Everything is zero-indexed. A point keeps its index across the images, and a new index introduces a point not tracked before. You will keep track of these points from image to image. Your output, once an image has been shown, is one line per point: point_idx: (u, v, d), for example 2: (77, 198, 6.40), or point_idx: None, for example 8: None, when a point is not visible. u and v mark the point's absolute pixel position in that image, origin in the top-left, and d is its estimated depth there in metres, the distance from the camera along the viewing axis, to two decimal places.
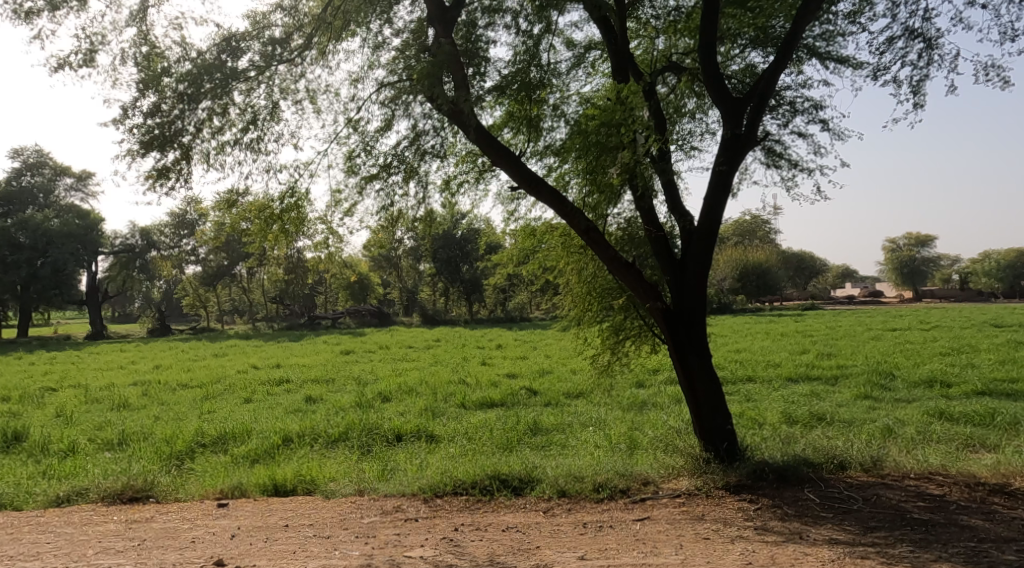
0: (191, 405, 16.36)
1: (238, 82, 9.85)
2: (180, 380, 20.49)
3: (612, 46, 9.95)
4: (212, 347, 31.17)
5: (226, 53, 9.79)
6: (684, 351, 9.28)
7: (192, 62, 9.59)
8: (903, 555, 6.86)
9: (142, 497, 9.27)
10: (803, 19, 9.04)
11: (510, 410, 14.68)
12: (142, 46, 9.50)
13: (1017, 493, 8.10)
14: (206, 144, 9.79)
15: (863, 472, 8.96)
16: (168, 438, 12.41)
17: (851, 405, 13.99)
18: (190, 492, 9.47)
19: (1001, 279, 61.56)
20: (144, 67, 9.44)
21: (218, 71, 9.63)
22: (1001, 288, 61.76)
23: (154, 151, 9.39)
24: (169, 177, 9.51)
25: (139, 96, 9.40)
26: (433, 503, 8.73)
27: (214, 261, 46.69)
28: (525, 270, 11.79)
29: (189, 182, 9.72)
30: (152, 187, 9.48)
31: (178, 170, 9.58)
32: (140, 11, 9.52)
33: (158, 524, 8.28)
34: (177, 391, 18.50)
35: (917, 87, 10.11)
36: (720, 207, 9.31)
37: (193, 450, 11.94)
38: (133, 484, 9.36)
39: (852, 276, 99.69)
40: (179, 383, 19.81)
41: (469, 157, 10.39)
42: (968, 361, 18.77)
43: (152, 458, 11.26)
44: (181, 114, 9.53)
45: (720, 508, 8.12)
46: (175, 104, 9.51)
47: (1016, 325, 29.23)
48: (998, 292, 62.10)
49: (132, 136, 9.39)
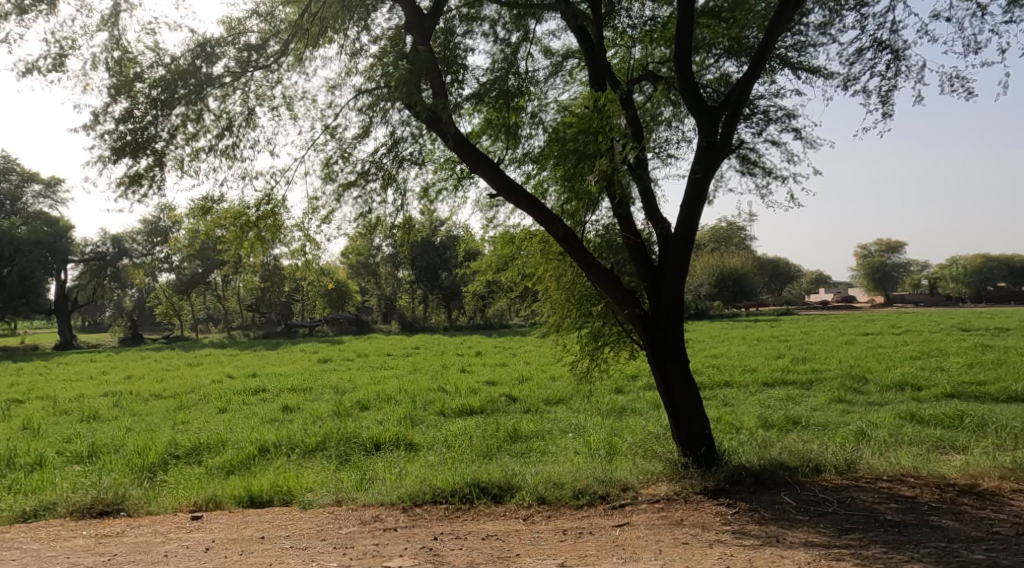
0: (163, 416, 16.22)
1: (213, 88, 9.86)
2: (152, 390, 20.27)
3: (589, 54, 10.09)
4: (183, 357, 30.88)
5: (201, 59, 9.79)
6: (662, 357, 9.40)
7: (165, 68, 9.59)
8: (877, 556, 6.97)
9: (113, 511, 9.22)
10: (776, 29, 9.14)
11: (489, 417, 14.79)
12: (114, 51, 9.51)
13: (985, 494, 8.25)
14: (180, 150, 9.79)
15: (837, 474, 9.12)
16: (140, 449, 12.31)
17: (826, 408, 14.22)
18: (162, 505, 9.41)
19: (967, 285, 62.76)
20: (116, 73, 9.46)
21: (192, 77, 9.64)
22: (967, 293, 62.92)
23: (126, 158, 9.40)
24: (141, 184, 9.50)
25: (110, 103, 9.38)
26: (411, 513, 8.74)
27: (188, 268, 46.48)
28: (504, 277, 11.84)
29: (162, 189, 9.71)
30: (124, 194, 9.47)
31: (150, 177, 9.56)
32: (111, 15, 9.52)
33: (128, 538, 8.23)
34: (150, 402, 18.30)
35: (886, 98, 10.32)
36: (696, 213, 9.42)
37: (166, 462, 11.85)
38: (103, 499, 9.30)
39: (823, 283, 100.20)
40: (152, 394, 19.61)
41: (447, 164, 10.45)
42: (937, 364, 19.13)
43: (123, 470, 11.18)
44: (154, 120, 9.50)
45: (699, 512, 8.21)
46: (147, 110, 9.48)
47: (980, 329, 29.90)
48: (966, 298, 63.20)
49: (104, 143, 9.38)
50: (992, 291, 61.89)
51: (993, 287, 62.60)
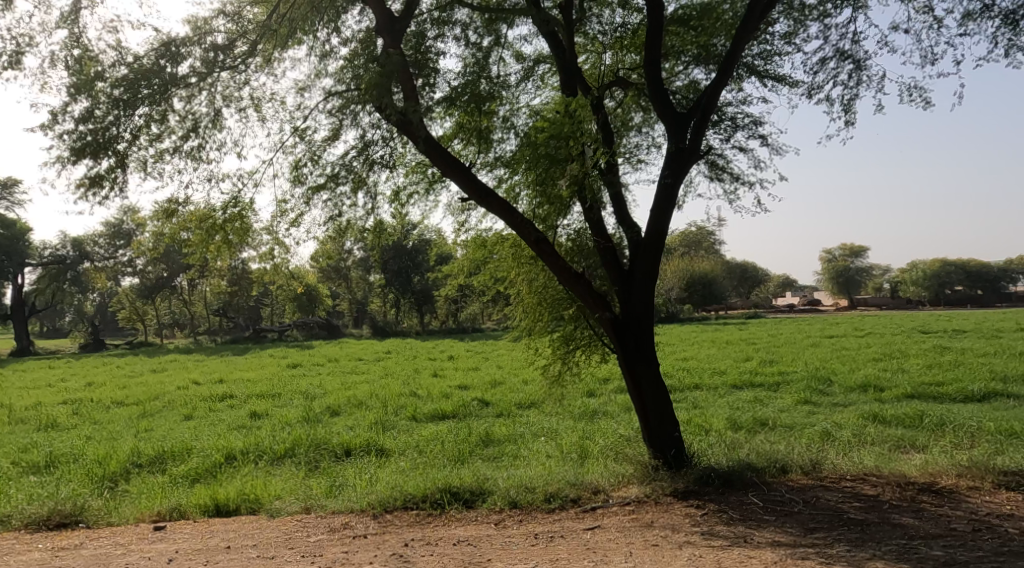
0: (125, 424, 16.02)
1: (178, 88, 9.82)
2: (114, 397, 20.01)
3: (560, 59, 10.17)
4: (147, 363, 30.50)
5: (165, 59, 9.74)
6: (633, 360, 9.51)
7: (128, 67, 9.53)
8: (840, 554, 7.12)
9: (70, 522, 9.11)
10: (743, 38, 9.30)
11: (462, 421, 14.83)
12: (74, 50, 9.43)
13: (944, 492, 8.45)
14: (144, 152, 9.72)
15: (802, 474, 9.29)
16: (101, 459, 12.19)
17: (793, 410, 14.44)
18: (124, 515, 9.33)
19: (927, 288, 64.07)
20: (76, 72, 9.37)
21: (156, 77, 9.59)
22: (927, 296, 64.21)
23: (86, 158, 9.31)
24: (102, 185, 9.42)
25: (70, 102, 9.29)
26: (382, 519, 8.77)
27: (152, 272, 45.92)
28: (476, 281, 11.88)
29: (124, 191, 9.63)
30: (84, 196, 9.39)
31: (112, 179, 9.48)
32: (71, 13, 9.44)
33: (87, 551, 8.14)
34: (111, 410, 18.05)
35: (848, 106, 10.55)
36: (666, 218, 9.55)
37: (128, 471, 11.74)
38: (61, 510, 9.19)
39: (790, 286, 101.72)
40: (114, 401, 19.37)
41: (419, 168, 10.49)
42: (898, 365, 19.52)
43: (82, 480, 11.05)
44: (115, 120, 9.44)
45: (669, 514, 8.32)
46: (109, 110, 9.42)
47: (940, 331, 30.55)
48: (926, 301, 64.45)
49: (63, 144, 9.29)
50: (950, 294, 63.23)
51: (951, 291, 64.01)
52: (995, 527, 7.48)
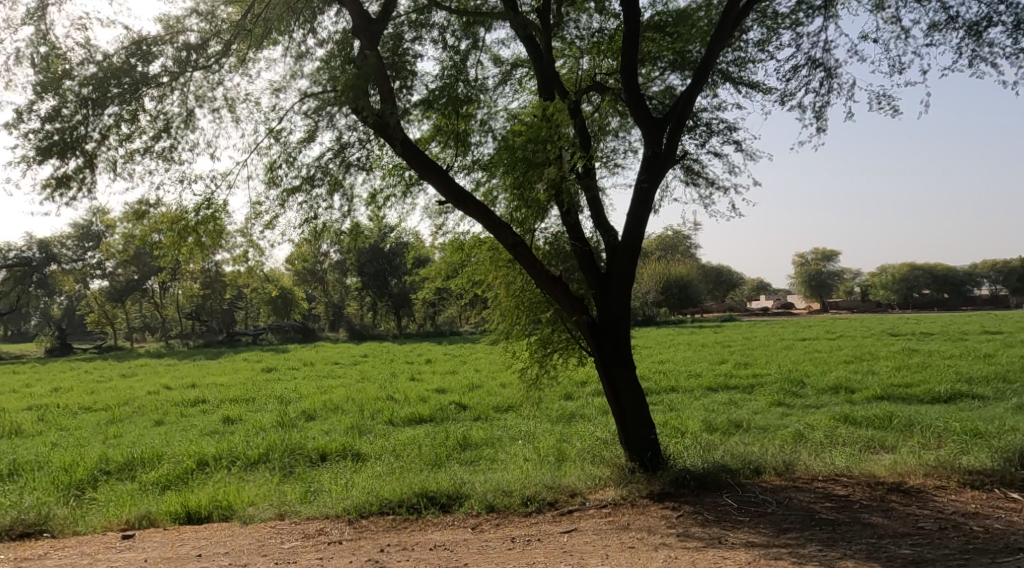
0: (93, 430, 15.84)
1: (148, 87, 9.77)
2: (81, 403, 19.76)
3: (538, 63, 10.24)
4: (116, 368, 30.13)
5: (136, 57, 9.67)
6: (610, 363, 9.59)
7: (97, 65, 9.45)
8: (812, 554, 7.23)
9: (35, 532, 9.00)
10: (718, 44, 9.41)
11: (439, 425, 14.84)
12: (40, 47, 9.33)
13: (913, 491, 8.61)
14: (113, 152, 9.65)
15: (776, 475, 9.41)
16: (67, 466, 12.06)
17: (766, 411, 14.61)
18: (90, 524, 9.24)
19: (895, 292, 65.04)
20: (43, 69, 9.27)
21: (126, 76, 9.52)
22: (895, 300, 65.19)
23: (53, 158, 9.23)
24: (69, 186, 9.34)
25: (37, 100, 9.21)
26: (358, 524, 8.77)
27: (122, 275, 45.38)
28: (454, 284, 11.91)
29: (92, 191, 9.55)
30: (50, 197, 9.30)
31: (79, 179, 9.41)
32: (38, 9, 9.35)
33: (53, 560, 8.05)
34: (79, 416, 17.84)
35: (820, 113, 10.72)
36: (642, 222, 9.64)
37: (95, 479, 11.64)
38: (25, 520, 9.10)
39: (764, 289, 102.72)
40: (81, 407, 19.13)
41: (396, 171, 10.51)
42: (868, 367, 19.83)
43: (48, 489, 10.94)
44: (83, 119, 9.38)
45: (645, 516, 8.40)
46: (77, 109, 9.35)
47: (909, 334, 31.04)
48: (894, 305, 65.42)
49: (29, 142, 9.19)
50: (918, 298, 64.28)
51: (919, 295, 65.14)
52: (961, 525, 7.63)
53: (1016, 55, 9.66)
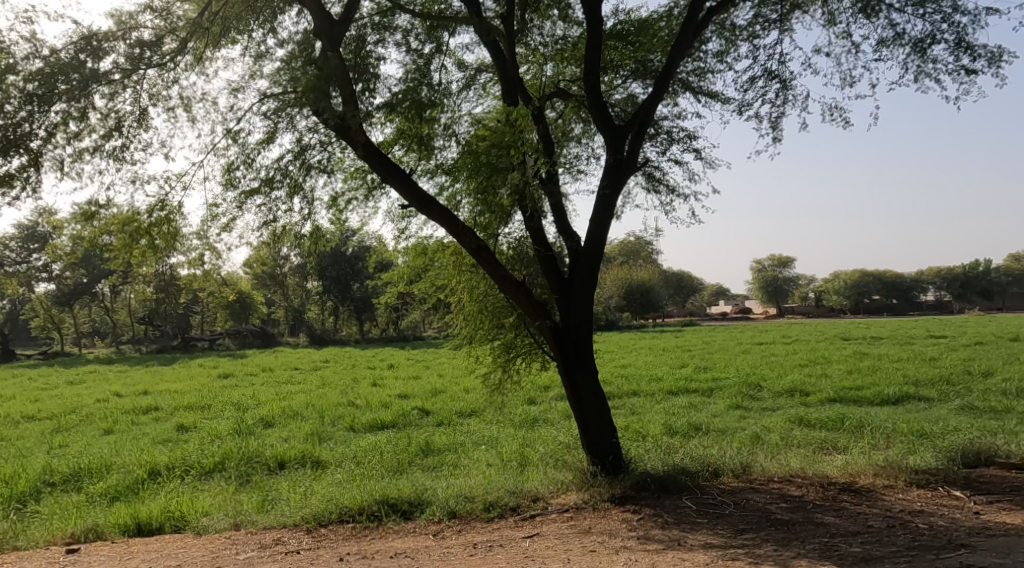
0: (37, 440, 15.52)
1: (99, 84, 9.65)
2: (25, 412, 19.31)
3: (502, 69, 10.33)
4: (63, 375, 29.46)
5: (85, 53, 9.53)
6: (572, 367, 9.70)
7: (43, 61, 9.29)
8: (768, 554, 7.39)
9: None
10: (678, 54, 9.59)
11: (401, 431, 14.84)
12: None
13: (863, 491, 8.85)
14: (60, 151, 9.50)
15: (734, 477, 9.60)
16: (8, 478, 11.83)
17: (724, 414, 14.86)
18: (34, 538, 9.08)
19: (847, 298, 66.41)
20: None
21: (74, 72, 9.38)
22: (846, 305, 66.59)
23: None
24: (13, 184, 9.18)
25: None
26: (316, 534, 8.75)
27: (69, 278, 44.41)
28: (417, 289, 11.93)
29: (37, 191, 9.39)
30: None
31: (23, 178, 9.26)
32: None
33: None
34: (22, 426, 17.44)
35: (776, 124, 10.97)
36: (604, 228, 9.77)
37: (38, 491, 11.44)
38: None
39: (723, 294, 104.16)
40: (25, 416, 18.70)
41: (358, 174, 10.51)
42: (822, 370, 20.26)
43: None
44: (29, 116, 9.24)
45: (607, 520, 8.50)
46: (22, 106, 9.21)
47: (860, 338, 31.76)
48: (846, 309, 66.85)
49: None
50: (867, 303, 65.87)
51: (869, 300, 66.78)
52: (908, 523, 7.86)
53: (958, 72, 9.97)
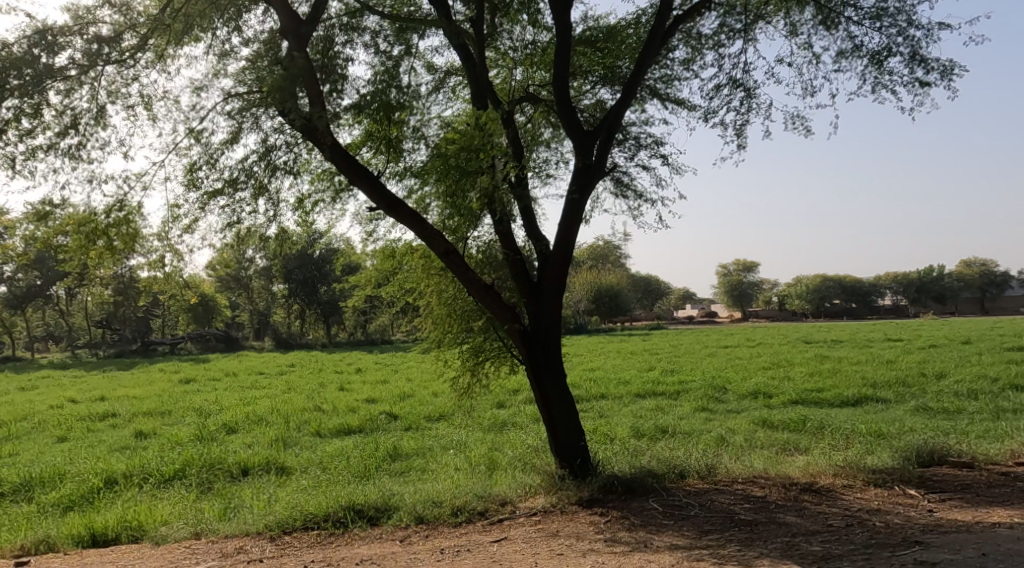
0: None
1: (54, 81, 9.51)
2: None
3: (471, 72, 10.37)
4: (18, 381, 28.87)
5: (40, 48, 9.38)
6: (540, 371, 9.76)
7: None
8: (732, 554, 7.51)
9: None
10: (645, 61, 9.70)
11: (368, 436, 14.80)
12: None
13: (824, 491, 9.02)
14: (13, 149, 9.35)
15: (699, 479, 9.72)
16: None
17: (690, 417, 15.03)
18: None
19: (809, 302, 67.39)
20: None
21: (27, 67, 9.23)
22: (808, 309, 67.60)
23: None
24: None
25: None
26: (280, 541, 8.71)
27: (25, 281, 43.57)
28: (385, 292, 11.92)
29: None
30: None
31: None
32: None
33: None
34: None
35: (740, 131, 11.13)
36: (573, 232, 9.85)
37: None
38: None
39: (689, 297, 105.09)
40: None
41: (325, 175, 10.49)
42: (785, 373, 20.57)
43: None
44: None
45: (574, 523, 8.58)
46: None
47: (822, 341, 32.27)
48: (808, 313, 67.86)
49: None
50: (829, 307, 66.92)
51: (830, 304, 67.90)
52: (866, 521, 8.04)
53: (914, 84, 10.20)
